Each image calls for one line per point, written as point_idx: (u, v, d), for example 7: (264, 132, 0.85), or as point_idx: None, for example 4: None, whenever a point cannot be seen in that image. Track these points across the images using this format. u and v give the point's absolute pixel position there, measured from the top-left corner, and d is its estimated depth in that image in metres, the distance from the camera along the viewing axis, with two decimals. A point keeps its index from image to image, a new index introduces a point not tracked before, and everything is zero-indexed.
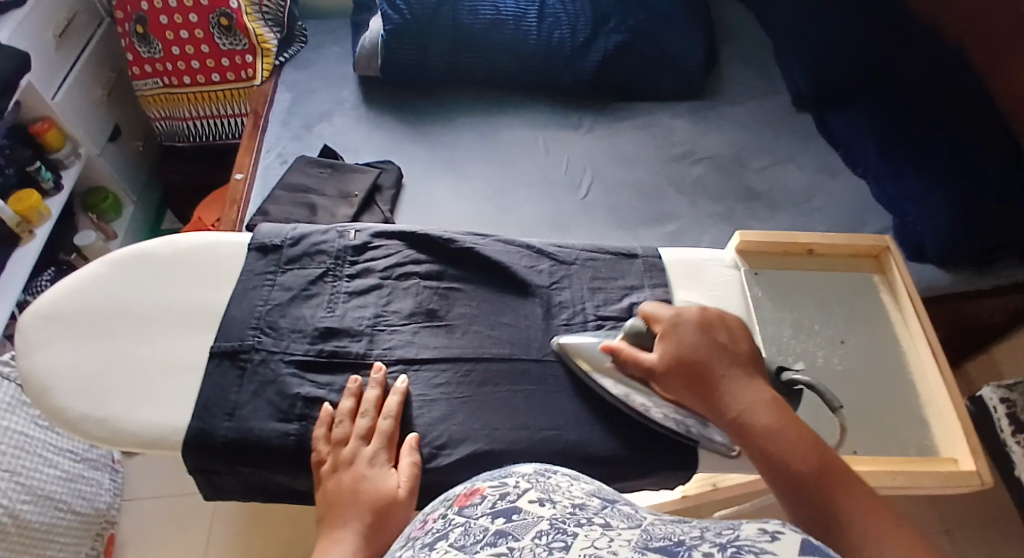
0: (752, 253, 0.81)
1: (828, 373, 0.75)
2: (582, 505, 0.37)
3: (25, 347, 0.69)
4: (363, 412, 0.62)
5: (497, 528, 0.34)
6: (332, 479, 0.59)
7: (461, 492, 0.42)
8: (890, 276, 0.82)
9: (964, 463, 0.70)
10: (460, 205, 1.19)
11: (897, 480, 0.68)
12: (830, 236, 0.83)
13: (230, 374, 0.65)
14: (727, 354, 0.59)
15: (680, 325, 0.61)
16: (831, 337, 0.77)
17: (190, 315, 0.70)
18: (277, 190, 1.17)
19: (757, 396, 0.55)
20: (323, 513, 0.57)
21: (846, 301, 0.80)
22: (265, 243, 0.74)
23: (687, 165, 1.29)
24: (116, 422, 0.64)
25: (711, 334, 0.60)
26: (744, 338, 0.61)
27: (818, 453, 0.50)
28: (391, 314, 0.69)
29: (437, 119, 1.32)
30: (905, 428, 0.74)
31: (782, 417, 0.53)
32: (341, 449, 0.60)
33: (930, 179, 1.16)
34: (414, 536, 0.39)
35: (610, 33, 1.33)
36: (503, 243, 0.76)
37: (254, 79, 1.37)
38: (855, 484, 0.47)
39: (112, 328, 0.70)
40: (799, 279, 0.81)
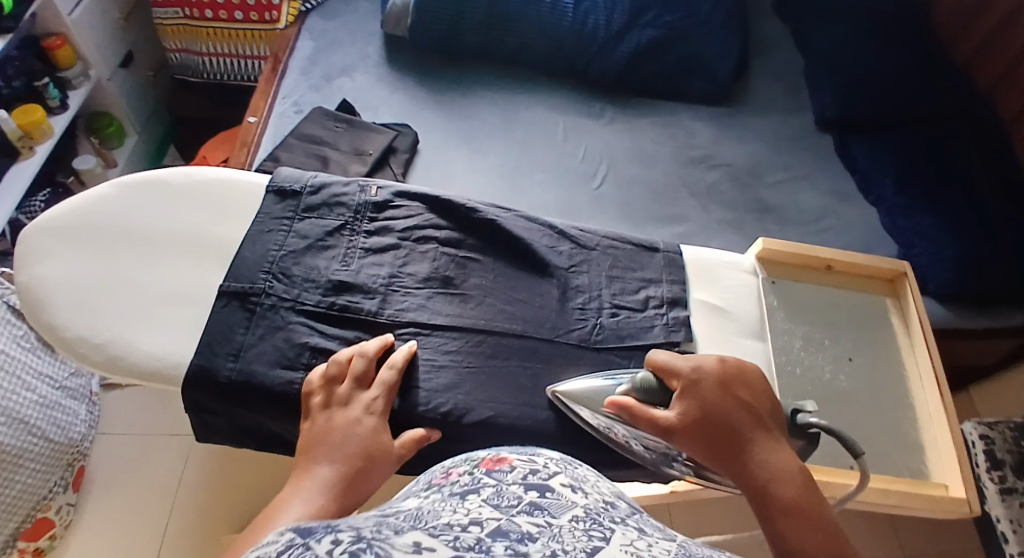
0: (771, 261, 0.81)
1: (833, 388, 0.75)
2: (611, 504, 0.38)
3: (25, 258, 0.66)
4: (364, 354, 0.61)
5: (532, 500, 0.35)
6: (319, 416, 0.57)
7: (488, 457, 0.44)
8: (902, 300, 0.82)
9: (955, 490, 0.71)
10: (474, 179, 1.17)
11: (891, 499, 0.69)
12: (850, 254, 0.82)
13: (238, 315, 0.64)
14: (753, 413, 0.58)
15: (704, 376, 0.59)
16: (839, 354, 0.77)
17: (200, 248, 0.68)
18: (291, 138, 1.14)
19: (779, 466, 0.54)
20: (301, 447, 0.55)
21: (856, 321, 0.81)
22: (284, 187, 0.72)
23: (703, 169, 1.28)
24: (113, 349, 0.62)
25: (733, 390, 0.59)
26: (765, 394, 0.61)
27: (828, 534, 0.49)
28: (406, 276, 0.68)
29: (460, 89, 1.30)
30: (900, 452, 0.74)
31: (807, 491, 0.52)
32: (335, 388, 0.59)
33: (945, 220, 1.17)
34: (437, 482, 0.42)
35: (644, 27, 1.30)
36: (526, 219, 0.74)
37: (278, 22, 1.34)
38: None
39: (117, 250, 0.68)
40: (813, 294, 0.81)
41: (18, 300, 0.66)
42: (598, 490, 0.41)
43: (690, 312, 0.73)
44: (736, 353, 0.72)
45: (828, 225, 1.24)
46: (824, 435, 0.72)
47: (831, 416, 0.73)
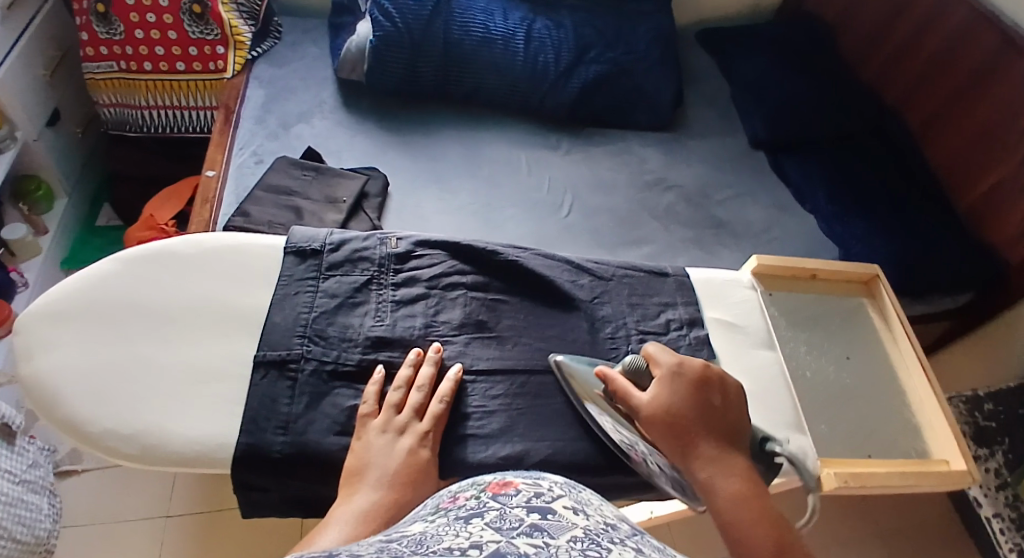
0: (765, 275, 0.87)
1: (837, 385, 0.82)
2: (615, 526, 0.37)
3: (31, 350, 0.61)
4: (419, 386, 0.63)
5: (533, 522, 0.34)
6: (369, 436, 0.59)
7: (493, 481, 0.42)
8: (879, 300, 0.89)
9: (955, 464, 0.77)
10: (449, 218, 1.18)
11: (909, 479, 0.75)
12: (831, 262, 0.89)
13: (280, 385, 0.62)
14: (717, 418, 0.61)
15: (680, 378, 0.63)
16: (838, 354, 0.84)
17: (225, 320, 0.65)
18: (258, 191, 1.10)
19: (732, 465, 0.58)
20: (349, 468, 0.58)
21: (844, 322, 0.88)
22: (302, 247, 0.70)
23: (657, 194, 1.31)
24: (148, 437, 0.58)
25: (706, 394, 0.62)
26: (732, 399, 0.64)
27: (772, 527, 0.53)
28: (441, 324, 0.69)
29: (420, 131, 1.32)
30: (904, 438, 0.80)
31: (751, 493, 0.56)
32: (393, 415, 0.61)
33: (875, 223, 1.23)
34: (442, 505, 0.40)
35: (590, 62, 1.38)
36: (544, 257, 0.76)
37: (225, 71, 1.30)
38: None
39: (133, 332, 0.63)
40: (805, 301, 0.87)
41: (24, 395, 0.60)
42: (604, 512, 0.40)
43: (708, 331, 0.78)
44: (754, 365, 0.77)
45: (776, 236, 1.27)
46: (837, 431, 0.78)
47: (839, 412, 0.79)
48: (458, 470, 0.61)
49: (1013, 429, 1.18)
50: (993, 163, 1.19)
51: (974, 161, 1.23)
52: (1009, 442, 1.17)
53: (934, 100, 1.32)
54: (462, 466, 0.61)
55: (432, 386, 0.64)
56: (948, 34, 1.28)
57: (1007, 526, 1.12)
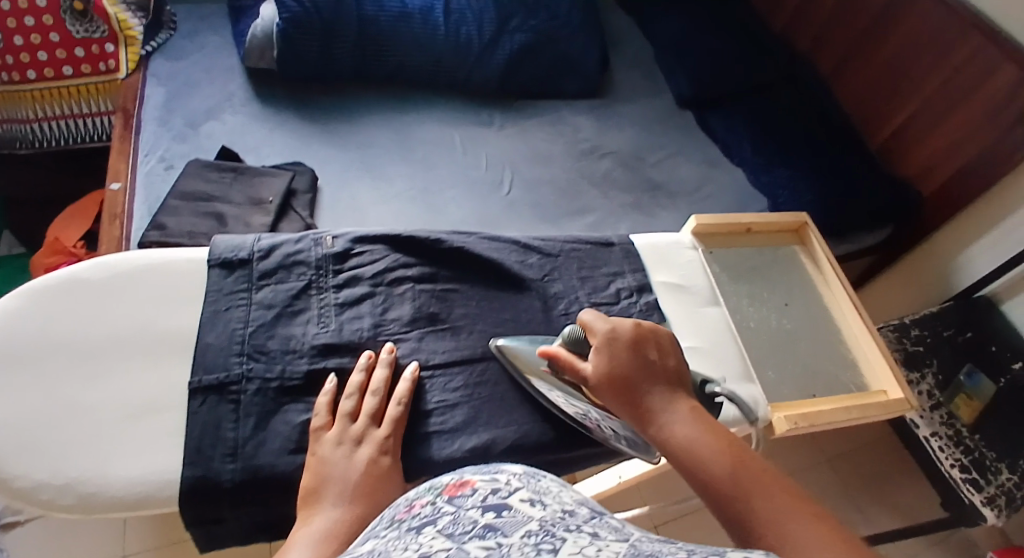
0: (704, 235, 0.87)
1: (781, 332, 0.82)
2: (571, 511, 0.38)
3: None
4: (373, 391, 0.60)
5: (486, 522, 0.35)
6: (323, 450, 0.56)
7: (449, 483, 0.41)
8: (811, 246, 0.90)
9: (893, 393, 0.79)
10: (386, 206, 1.14)
11: (852, 413, 0.76)
12: (764, 215, 0.90)
13: (223, 409, 0.57)
14: (657, 371, 0.57)
15: (614, 343, 0.59)
16: (778, 302, 0.84)
17: (153, 347, 0.60)
18: (172, 200, 1.03)
19: (679, 409, 0.54)
20: (307, 484, 0.54)
21: (783, 270, 0.88)
22: (229, 257, 0.65)
23: (595, 160, 1.30)
24: (85, 485, 0.53)
25: (642, 351, 0.58)
26: (670, 351, 0.60)
27: (737, 456, 0.49)
28: (390, 322, 0.65)
29: (344, 117, 1.26)
30: (846, 373, 0.81)
31: (708, 430, 0.52)
32: (348, 424, 0.57)
33: (801, 171, 1.24)
34: (399, 518, 0.39)
35: (513, 33, 1.34)
36: (488, 240, 0.74)
37: (118, 71, 1.20)
38: (768, 484, 0.47)
39: (52, 371, 0.57)
40: (743, 256, 0.87)
41: None
42: (562, 499, 0.41)
43: (658, 298, 0.77)
44: (699, 323, 0.77)
45: (710, 192, 1.27)
46: (792, 376, 0.78)
47: (786, 357, 0.79)
48: (424, 471, 0.59)
49: (939, 351, 1.22)
50: (906, 99, 1.22)
51: (887, 99, 1.26)
52: (937, 364, 1.21)
53: (843, 43, 1.34)
54: (426, 467, 0.59)
55: (386, 390, 0.61)
56: None
57: (946, 443, 1.16)
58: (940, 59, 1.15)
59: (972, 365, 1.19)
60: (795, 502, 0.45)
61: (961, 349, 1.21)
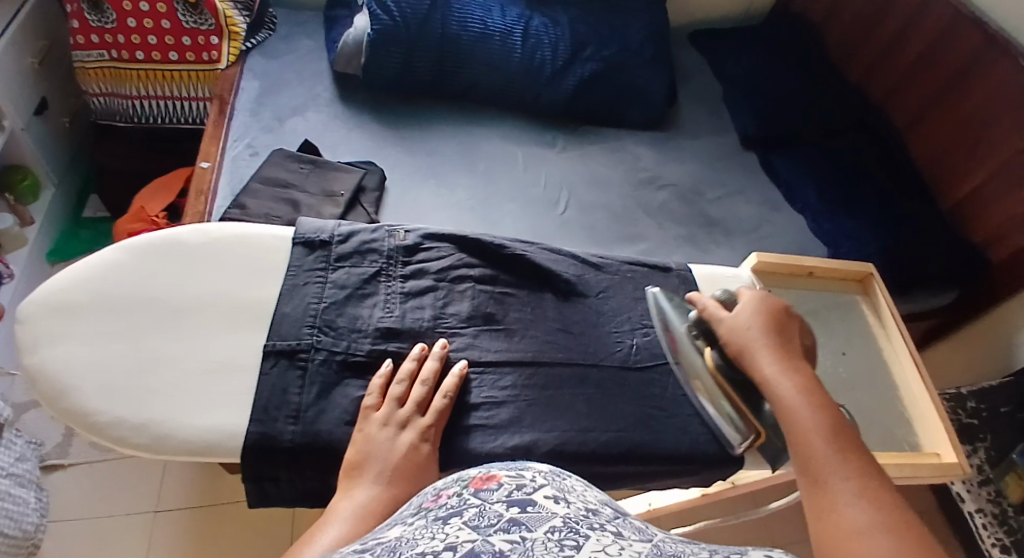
0: (763, 273, 0.87)
1: (835, 379, 0.82)
2: (594, 510, 0.41)
3: (36, 338, 0.60)
4: (422, 381, 0.63)
5: (511, 517, 0.37)
6: (370, 429, 0.59)
7: (477, 476, 0.45)
8: (873, 298, 0.90)
9: (947, 456, 0.78)
10: (448, 213, 1.20)
11: (904, 471, 0.75)
12: (828, 260, 0.89)
13: (290, 375, 0.62)
14: (788, 342, 0.64)
15: (755, 306, 0.66)
16: (833, 349, 0.85)
17: (233, 310, 0.65)
18: (254, 183, 1.09)
19: (796, 373, 0.60)
20: (351, 460, 0.57)
21: (840, 318, 0.88)
22: (310, 238, 0.70)
23: (653, 191, 1.33)
24: (160, 429, 0.58)
25: (776, 323, 0.65)
26: (801, 335, 0.66)
27: (834, 427, 0.54)
28: (449, 317, 0.69)
29: (416, 125, 1.33)
30: (897, 430, 0.81)
31: (814, 396, 0.57)
32: (395, 408, 0.60)
33: (863, 223, 1.24)
34: (428, 507, 0.43)
35: (586, 61, 1.40)
36: (550, 251, 0.77)
37: (219, 63, 1.28)
38: (854, 457, 0.52)
39: (138, 321, 0.62)
40: (801, 298, 0.88)
41: (28, 385, 0.60)
42: (586, 498, 0.44)
43: None
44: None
45: (767, 235, 1.28)
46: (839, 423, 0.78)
47: (836, 403, 0.80)
48: (464, 459, 0.61)
49: (995, 426, 1.20)
50: (978, 163, 1.21)
51: (959, 161, 1.25)
52: (992, 439, 1.19)
53: (919, 102, 1.33)
54: (468, 456, 0.62)
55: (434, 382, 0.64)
56: (931, 42, 1.29)
57: (989, 521, 1.15)
58: (1013, 130, 1.14)
59: None
60: (872, 485, 0.49)
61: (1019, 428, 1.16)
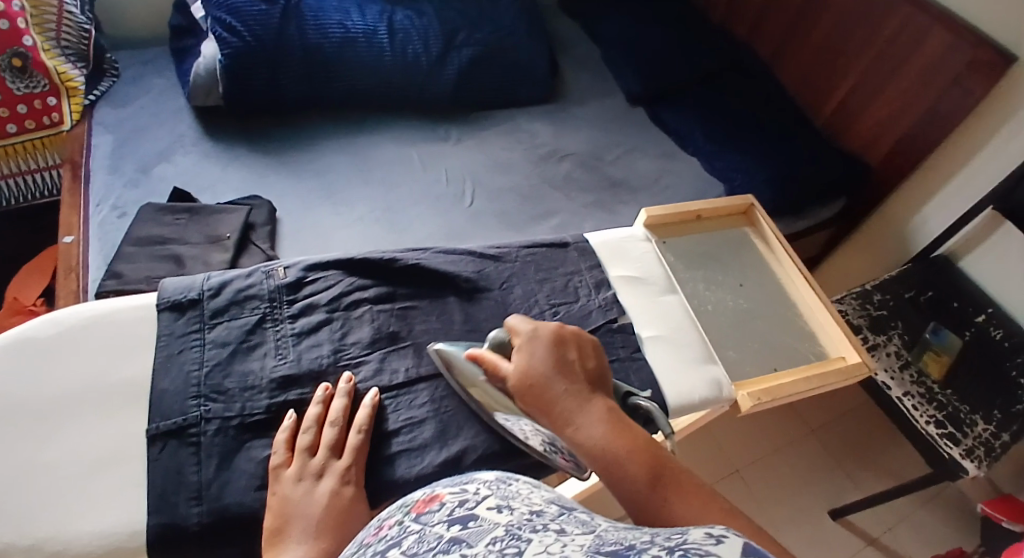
0: (654, 226, 0.86)
1: (739, 312, 0.81)
2: (539, 511, 0.40)
3: None
4: (332, 422, 0.59)
5: (452, 535, 0.37)
6: (284, 489, 0.55)
7: (419, 500, 0.44)
8: (758, 226, 0.90)
9: (850, 358, 0.79)
10: (347, 231, 1.14)
11: (813, 383, 0.75)
12: (710, 201, 0.89)
13: (184, 453, 0.56)
14: (574, 372, 0.56)
15: (536, 341, 0.58)
16: (732, 283, 0.84)
17: (109, 396, 0.58)
18: (128, 245, 1.01)
19: (595, 409, 0.52)
20: (270, 525, 0.53)
21: (732, 251, 0.87)
22: (178, 300, 0.64)
23: (553, 163, 1.31)
24: (51, 543, 0.52)
25: (562, 351, 0.57)
26: (593, 354, 0.59)
27: (652, 463, 0.48)
28: (350, 347, 0.65)
29: (297, 147, 1.26)
30: (803, 345, 0.81)
31: (622, 433, 0.50)
32: (307, 459, 0.56)
33: (759, 150, 1.25)
34: (372, 542, 0.42)
35: (461, 47, 1.36)
36: (444, 253, 0.73)
37: (63, 124, 1.18)
38: (685, 493, 0.46)
39: (0, 435, 0.55)
40: (694, 243, 0.86)
41: None
42: (533, 500, 0.42)
43: (616, 290, 0.76)
44: (657, 311, 0.75)
45: (671, 182, 1.27)
46: (757, 353, 0.78)
47: (745, 336, 0.79)
48: (393, 492, 0.58)
49: (903, 312, 1.16)
50: (845, 69, 1.24)
51: (827, 73, 1.28)
52: (903, 325, 1.15)
53: (783, 23, 1.35)
54: (394, 488, 0.58)
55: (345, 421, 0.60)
56: None
57: (919, 402, 1.08)
58: (873, 30, 1.18)
59: (937, 323, 1.14)
60: (718, 525, 0.43)
61: (928, 308, 1.16)
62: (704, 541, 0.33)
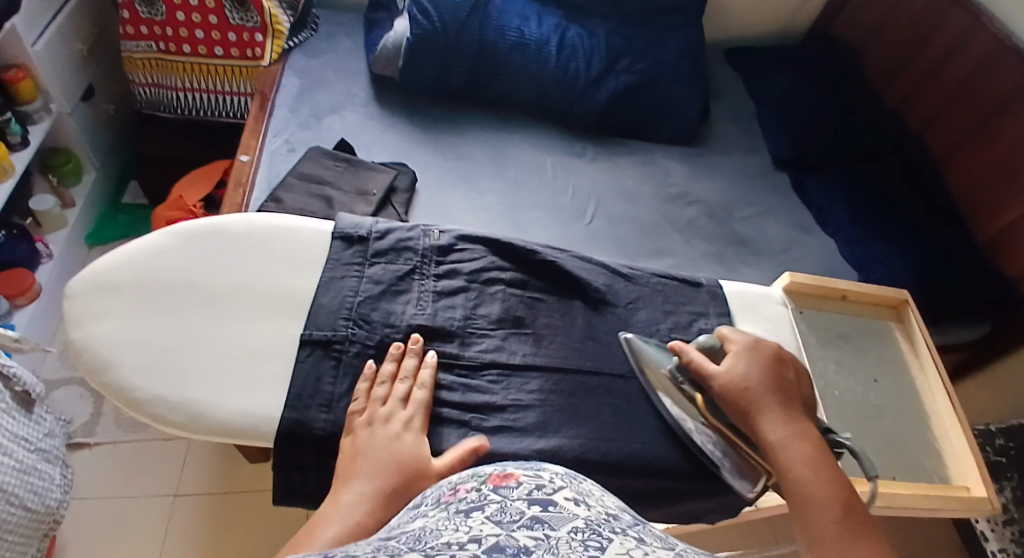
0: (795, 293, 0.85)
1: (867, 406, 0.79)
2: (616, 515, 0.40)
3: (84, 314, 0.63)
4: (403, 378, 0.63)
5: (533, 514, 0.37)
6: (358, 431, 0.59)
7: (494, 473, 0.45)
8: (907, 325, 0.87)
9: (976, 491, 0.76)
10: (475, 217, 1.22)
11: (930, 503, 0.73)
12: (859, 284, 0.87)
13: (325, 365, 0.63)
14: (788, 391, 0.64)
15: (756, 353, 0.66)
16: (866, 377, 0.81)
17: (270, 298, 0.67)
18: (290, 177, 1.13)
19: (797, 429, 0.61)
20: (342, 461, 0.57)
21: (873, 343, 0.85)
22: (349, 233, 0.72)
23: (680, 206, 1.34)
24: (198, 406, 0.60)
25: (779, 369, 0.66)
26: (805, 381, 0.67)
27: (839, 489, 0.56)
28: (480, 318, 0.70)
29: (448, 129, 1.35)
30: (927, 460, 0.78)
31: (820, 458, 0.58)
32: (378, 407, 0.60)
33: (890, 248, 1.24)
34: (446, 500, 0.42)
35: (619, 73, 1.41)
36: (581, 260, 0.78)
37: (262, 60, 1.31)
38: (863, 524, 0.53)
39: (180, 304, 0.65)
40: (833, 322, 0.85)
41: (74, 359, 0.62)
42: (608, 503, 0.42)
43: None
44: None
45: (794, 256, 1.28)
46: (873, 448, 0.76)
47: (869, 432, 0.77)
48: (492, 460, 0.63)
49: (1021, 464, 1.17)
50: (1016, 196, 1.20)
51: (994, 195, 1.24)
52: (1018, 478, 1.16)
53: (957, 130, 1.32)
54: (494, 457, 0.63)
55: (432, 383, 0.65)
56: (973, 68, 1.29)
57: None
58: None
59: None
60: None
61: None
62: None
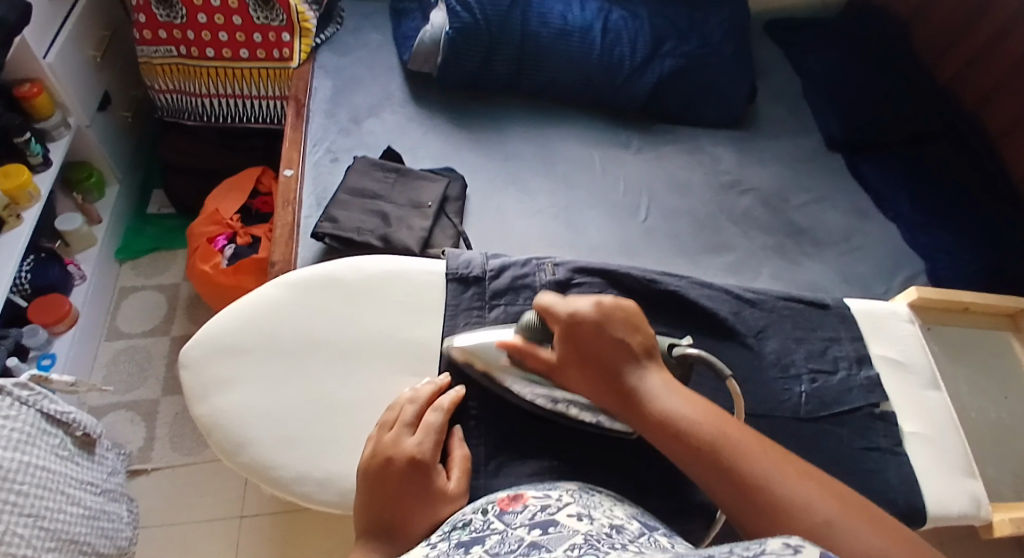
0: (922, 310, 0.87)
1: (997, 423, 0.86)
2: (617, 526, 0.47)
3: (216, 387, 0.70)
4: (415, 399, 0.65)
5: (532, 538, 0.44)
6: (367, 463, 0.60)
7: (505, 496, 0.53)
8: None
9: None
10: (533, 220, 1.17)
11: None
12: (982, 296, 0.91)
13: (469, 427, 0.69)
14: (632, 347, 0.62)
15: (581, 324, 0.63)
16: (997, 392, 0.88)
17: (395, 355, 0.72)
18: (342, 194, 1.06)
19: (654, 381, 0.60)
20: (364, 498, 0.59)
21: (995, 357, 0.90)
22: (463, 274, 0.78)
23: (735, 196, 1.29)
24: (345, 480, 0.66)
25: (609, 327, 0.62)
26: (640, 326, 0.64)
27: (719, 419, 0.56)
28: None
29: (492, 126, 1.29)
30: None
31: (686, 399, 0.58)
32: (386, 433, 0.62)
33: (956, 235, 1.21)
34: (465, 521, 0.51)
35: (665, 56, 1.34)
36: (704, 287, 0.80)
37: (291, 60, 1.24)
38: (755, 443, 0.54)
39: (306, 362, 0.71)
40: (958, 337, 0.89)
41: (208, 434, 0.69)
42: (613, 514, 0.50)
43: (878, 370, 0.80)
44: (921, 405, 0.78)
45: (856, 244, 1.24)
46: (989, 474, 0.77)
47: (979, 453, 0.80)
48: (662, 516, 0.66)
49: None
50: None
51: None
52: None
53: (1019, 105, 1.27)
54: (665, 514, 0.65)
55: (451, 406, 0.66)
56: None
57: None
58: None
59: None
60: (808, 475, 0.52)
61: None
62: (781, 550, 0.32)
